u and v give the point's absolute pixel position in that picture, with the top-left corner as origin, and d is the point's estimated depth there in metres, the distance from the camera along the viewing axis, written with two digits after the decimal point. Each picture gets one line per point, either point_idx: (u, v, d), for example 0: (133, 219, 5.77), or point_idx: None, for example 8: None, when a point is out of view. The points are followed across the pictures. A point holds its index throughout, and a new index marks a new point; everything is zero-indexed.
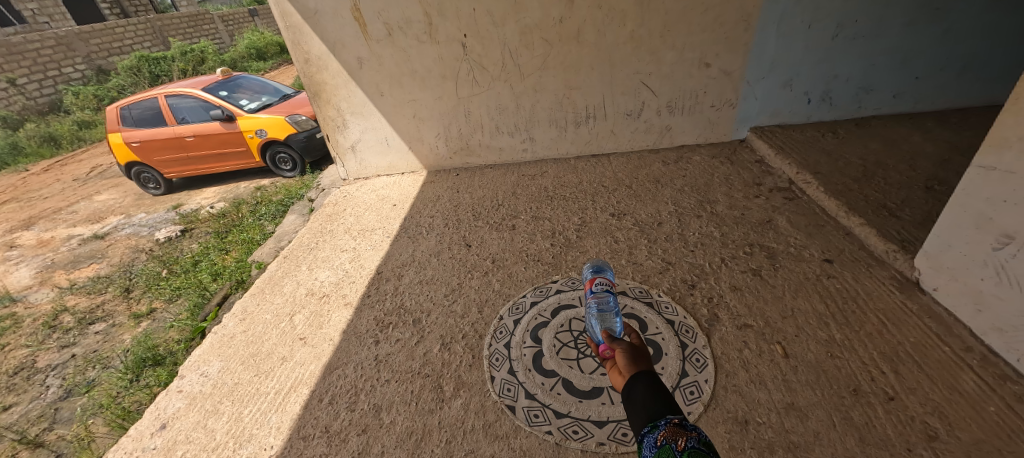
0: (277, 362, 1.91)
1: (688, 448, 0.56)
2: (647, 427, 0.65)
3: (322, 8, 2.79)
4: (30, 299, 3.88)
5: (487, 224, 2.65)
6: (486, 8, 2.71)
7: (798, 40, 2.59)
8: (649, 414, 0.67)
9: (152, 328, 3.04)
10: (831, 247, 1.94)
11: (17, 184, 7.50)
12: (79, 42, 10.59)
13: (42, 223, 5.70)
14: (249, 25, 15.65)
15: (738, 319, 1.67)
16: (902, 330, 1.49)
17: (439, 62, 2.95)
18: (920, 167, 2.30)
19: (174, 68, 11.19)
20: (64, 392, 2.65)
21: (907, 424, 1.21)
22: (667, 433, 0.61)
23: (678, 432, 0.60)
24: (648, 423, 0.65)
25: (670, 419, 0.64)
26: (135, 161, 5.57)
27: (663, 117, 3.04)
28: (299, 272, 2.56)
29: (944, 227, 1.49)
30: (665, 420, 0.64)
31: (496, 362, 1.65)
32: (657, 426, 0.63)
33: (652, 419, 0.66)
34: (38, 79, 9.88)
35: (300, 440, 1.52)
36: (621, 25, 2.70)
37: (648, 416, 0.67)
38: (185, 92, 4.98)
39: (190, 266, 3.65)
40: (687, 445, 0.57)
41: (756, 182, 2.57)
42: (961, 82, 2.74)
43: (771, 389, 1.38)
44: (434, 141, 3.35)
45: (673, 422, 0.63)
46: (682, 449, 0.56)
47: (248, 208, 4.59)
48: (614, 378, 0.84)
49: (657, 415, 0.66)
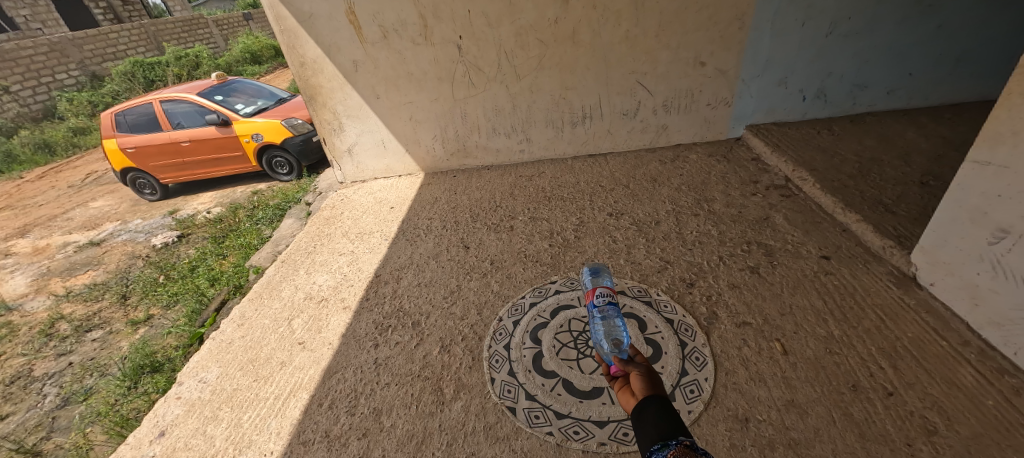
0: (276, 367, 1.90)
1: None
2: (657, 445, 0.61)
3: (316, 11, 2.78)
4: (27, 307, 3.86)
5: (485, 226, 2.65)
6: (481, 10, 2.71)
7: (792, 37, 2.60)
8: (658, 434, 0.64)
9: (149, 335, 3.03)
10: (828, 244, 1.95)
11: (12, 192, 7.47)
12: (73, 48, 10.54)
13: (37, 231, 5.66)
14: (243, 29, 15.66)
15: (737, 317, 1.68)
16: (900, 326, 1.50)
17: (435, 64, 2.95)
18: (916, 163, 2.31)
19: (168, 73, 11.16)
20: (61, 400, 2.63)
21: (907, 418, 1.21)
22: (676, 453, 0.56)
23: (688, 452, 0.56)
24: (658, 440, 0.62)
25: (681, 440, 0.59)
26: (130, 167, 5.54)
27: (659, 116, 3.04)
28: (297, 277, 2.55)
29: (940, 222, 1.50)
30: (677, 440, 0.59)
31: (496, 364, 1.65)
32: (666, 445, 0.59)
33: (663, 438, 0.62)
34: (32, 86, 9.83)
35: (300, 445, 1.52)
36: (615, 25, 2.70)
37: (660, 434, 0.63)
38: (181, 97, 4.98)
39: (187, 272, 3.64)
40: None
41: (753, 179, 2.58)
42: (953, 77, 2.75)
43: (771, 387, 1.38)
44: (431, 144, 3.35)
45: (685, 444, 0.59)
46: None
47: (245, 212, 4.57)
48: (625, 399, 0.80)
49: (667, 435, 0.62)
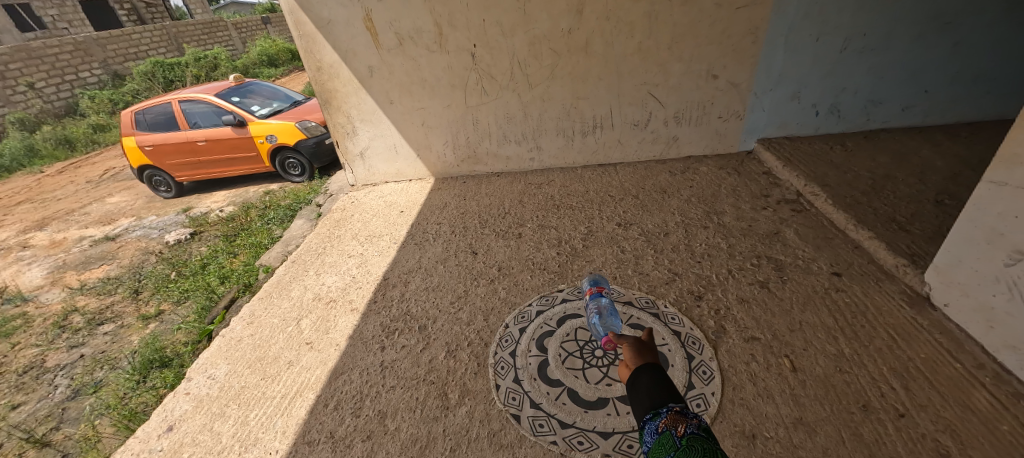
0: (283, 367, 1.92)
1: (687, 435, 0.65)
2: (648, 414, 0.73)
3: (335, 17, 2.85)
4: (42, 299, 3.95)
5: (494, 232, 2.66)
6: (495, 19, 2.75)
7: (806, 52, 2.60)
8: (651, 401, 0.75)
9: (159, 330, 3.07)
10: (840, 261, 1.93)
11: (32, 185, 7.67)
12: (97, 47, 10.85)
13: (54, 224, 5.79)
14: (261, 33, 16.02)
15: (745, 331, 1.66)
16: (912, 346, 1.48)
17: (448, 71, 2.99)
18: (930, 181, 2.28)
19: (187, 73, 11.43)
20: (72, 392, 2.67)
21: (919, 441, 1.19)
22: (668, 420, 0.69)
23: (678, 419, 0.68)
24: (650, 410, 0.73)
25: (671, 407, 0.71)
26: (147, 164, 5.66)
27: (670, 127, 3.05)
28: (307, 277, 2.58)
29: (954, 242, 1.48)
30: (667, 408, 0.71)
31: (501, 371, 1.65)
32: (658, 414, 0.71)
33: (654, 407, 0.73)
34: (56, 83, 10.12)
35: (305, 445, 1.53)
36: (629, 36, 2.73)
37: (651, 403, 0.74)
38: (199, 98, 5.10)
39: (199, 269, 3.70)
40: (686, 431, 0.66)
41: (763, 193, 2.56)
42: (969, 96, 2.73)
43: (779, 403, 1.36)
44: (442, 149, 3.39)
45: (675, 410, 0.71)
46: (682, 436, 0.65)
47: (256, 212, 4.64)
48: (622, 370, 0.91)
49: (658, 404, 0.73)
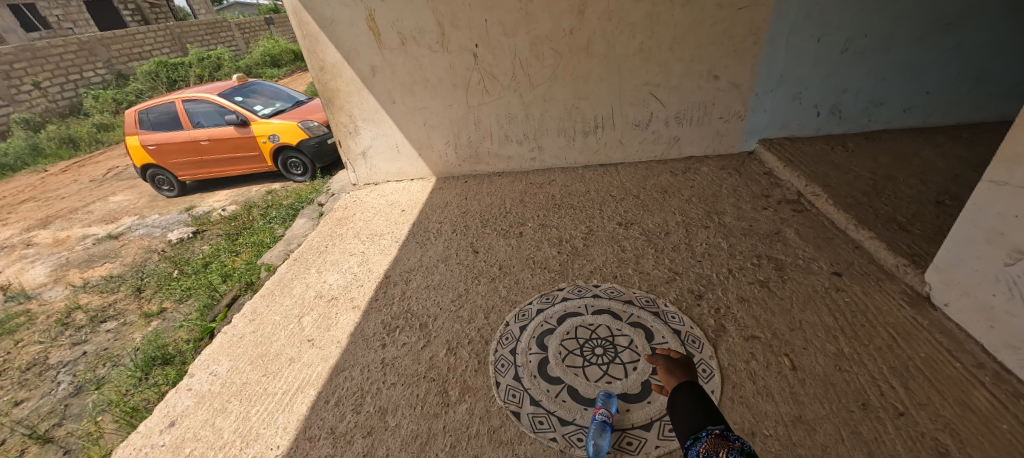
0: (285, 363, 1.93)
1: None
2: (690, 439, 0.79)
3: (338, 17, 2.87)
4: (45, 297, 3.97)
5: (495, 231, 2.67)
6: (498, 19, 2.76)
7: (807, 53, 2.61)
8: (691, 427, 0.81)
9: (162, 328, 3.09)
10: (840, 260, 1.93)
11: (36, 184, 7.71)
12: (101, 47, 10.91)
13: (58, 223, 5.82)
14: (265, 34, 16.11)
15: (745, 330, 1.67)
16: (912, 345, 1.48)
17: (451, 71, 3.01)
18: (932, 182, 2.28)
19: (191, 73, 11.48)
20: (74, 388, 2.69)
21: (918, 440, 1.19)
22: (709, 445, 0.73)
23: (719, 444, 0.73)
24: (691, 436, 0.79)
25: (712, 431, 0.76)
26: (150, 163, 5.69)
27: (671, 128, 3.06)
28: (309, 275, 2.59)
29: (955, 242, 1.48)
30: (707, 432, 0.76)
31: (501, 368, 1.66)
32: (700, 438, 0.76)
33: (695, 431, 0.79)
34: (60, 83, 10.17)
35: (306, 441, 1.53)
36: (630, 37, 2.74)
37: (691, 429, 0.80)
38: (202, 97, 5.13)
39: (201, 267, 3.72)
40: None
41: (764, 193, 2.57)
42: (971, 97, 2.72)
43: (778, 402, 1.37)
44: (444, 149, 3.40)
45: (714, 434, 0.76)
46: None
47: (258, 211, 4.66)
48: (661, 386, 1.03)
49: (699, 429, 0.79)
